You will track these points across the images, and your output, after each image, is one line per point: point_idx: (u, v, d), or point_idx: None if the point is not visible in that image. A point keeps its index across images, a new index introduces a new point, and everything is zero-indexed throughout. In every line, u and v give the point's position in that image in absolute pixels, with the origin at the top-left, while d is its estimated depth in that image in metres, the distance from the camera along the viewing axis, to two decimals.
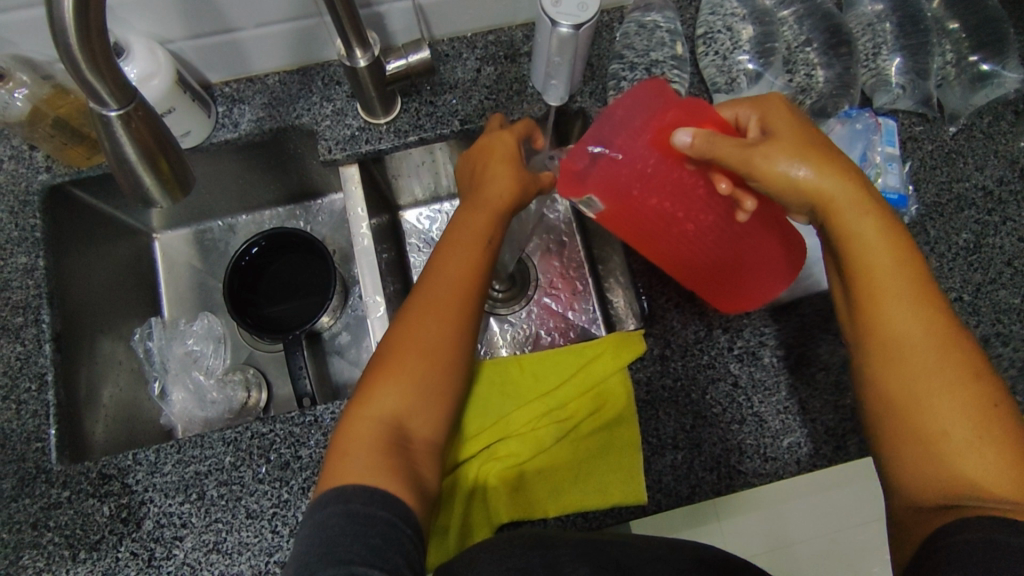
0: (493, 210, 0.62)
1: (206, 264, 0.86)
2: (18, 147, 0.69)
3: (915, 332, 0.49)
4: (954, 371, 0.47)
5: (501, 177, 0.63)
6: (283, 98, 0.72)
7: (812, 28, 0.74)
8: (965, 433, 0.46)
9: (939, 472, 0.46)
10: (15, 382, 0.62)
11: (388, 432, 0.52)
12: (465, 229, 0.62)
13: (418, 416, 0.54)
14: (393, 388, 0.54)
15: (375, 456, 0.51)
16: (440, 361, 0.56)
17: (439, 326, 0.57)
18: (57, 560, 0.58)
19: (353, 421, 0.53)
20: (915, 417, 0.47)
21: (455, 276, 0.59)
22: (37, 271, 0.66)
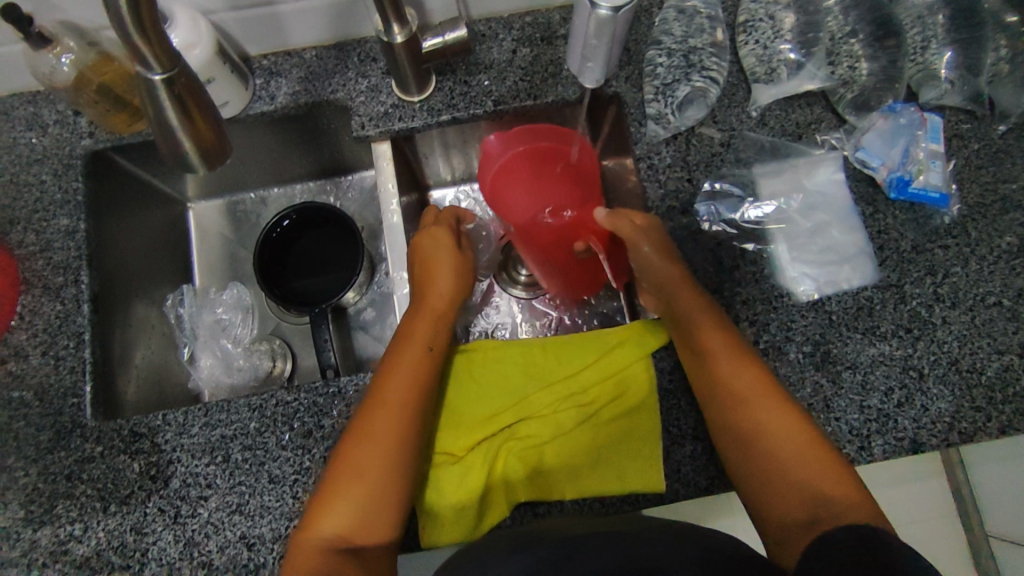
0: (437, 312, 0.64)
1: (238, 235, 0.88)
2: (64, 112, 0.70)
3: (735, 370, 0.57)
4: (774, 402, 0.55)
5: (441, 275, 0.66)
6: (319, 72, 0.72)
7: (858, 19, 0.72)
8: (795, 456, 0.53)
9: (796, 500, 0.51)
10: (54, 339, 0.64)
11: (336, 555, 0.51)
12: (411, 337, 0.61)
13: (365, 526, 0.53)
14: (334, 513, 0.53)
15: (323, 564, 0.50)
16: (384, 465, 0.54)
17: (377, 447, 0.54)
18: (89, 512, 0.60)
19: (299, 547, 0.52)
20: (758, 454, 0.54)
21: (398, 382, 0.58)
22: (78, 233, 0.67)
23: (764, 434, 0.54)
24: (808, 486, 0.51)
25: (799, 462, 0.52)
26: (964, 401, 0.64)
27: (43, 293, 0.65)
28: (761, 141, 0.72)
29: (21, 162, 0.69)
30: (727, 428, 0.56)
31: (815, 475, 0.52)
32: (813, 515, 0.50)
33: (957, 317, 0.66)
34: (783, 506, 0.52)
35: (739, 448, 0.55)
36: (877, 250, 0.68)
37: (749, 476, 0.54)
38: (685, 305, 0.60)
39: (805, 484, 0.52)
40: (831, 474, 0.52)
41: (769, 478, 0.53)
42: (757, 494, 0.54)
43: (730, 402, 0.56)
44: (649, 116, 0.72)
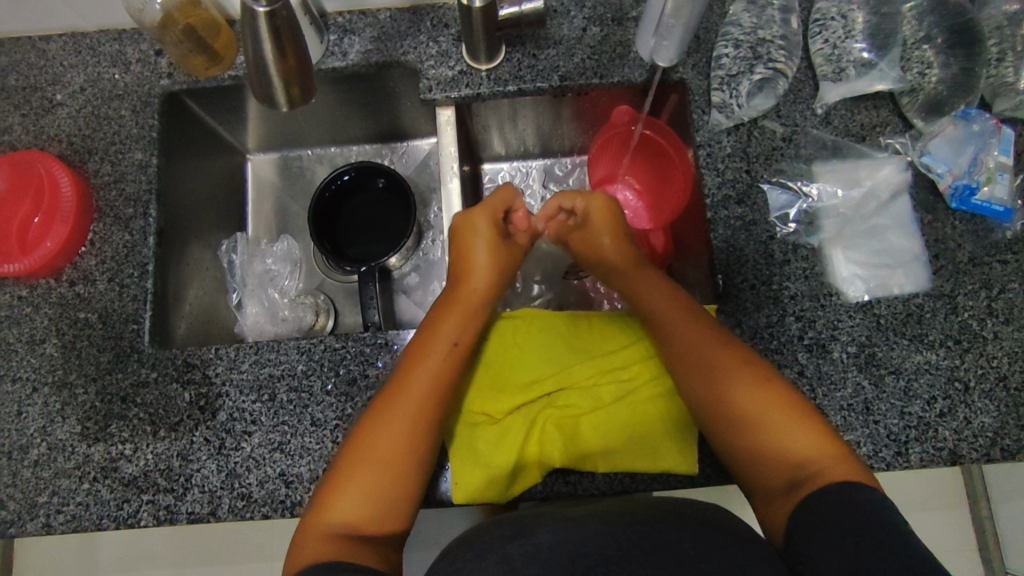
0: (467, 309, 0.64)
1: (291, 190, 0.90)
2: (146, 52, 0.72)
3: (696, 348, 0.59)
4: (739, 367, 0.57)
5: (479, 272, 0.67)
6: (391, 33, 0.74)
7: (935, 24, 0.71)
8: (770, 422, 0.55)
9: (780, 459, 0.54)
10: (120, 267, 0.67)
11: (345, 539, 0.52)
12: (439, 331, 0.61)
13: (376, 515, 0.54)
14: (344, 497, 0.54)
15: (333, 546, 0.51)
16: (401, 459, 0.56)
17: (390, 440, 0.56)
18: (140, 434, 0.62)
19: (308, 528, 0.53)
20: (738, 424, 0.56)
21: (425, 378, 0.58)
22: (150, 168, 0.70)
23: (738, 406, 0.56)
24: (785, 453, 0.54)
25: (776, 426, 0.54)
26: (1009, 417, 0.63)
27: (114, 223, 0.68)
28: (824, 139, 0.71)
29: (102, 96, 0.71)
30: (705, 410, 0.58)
31: (793, 443, 0.54)
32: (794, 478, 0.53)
33: (1010, 333, 0.65)
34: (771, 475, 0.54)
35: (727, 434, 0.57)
36: (933, 258, 0.67)
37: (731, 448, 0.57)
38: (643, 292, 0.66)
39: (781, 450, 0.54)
40: (809, 435, 0.54)
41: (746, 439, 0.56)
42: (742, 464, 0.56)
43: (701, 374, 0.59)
44: (714, 104, 0.71)
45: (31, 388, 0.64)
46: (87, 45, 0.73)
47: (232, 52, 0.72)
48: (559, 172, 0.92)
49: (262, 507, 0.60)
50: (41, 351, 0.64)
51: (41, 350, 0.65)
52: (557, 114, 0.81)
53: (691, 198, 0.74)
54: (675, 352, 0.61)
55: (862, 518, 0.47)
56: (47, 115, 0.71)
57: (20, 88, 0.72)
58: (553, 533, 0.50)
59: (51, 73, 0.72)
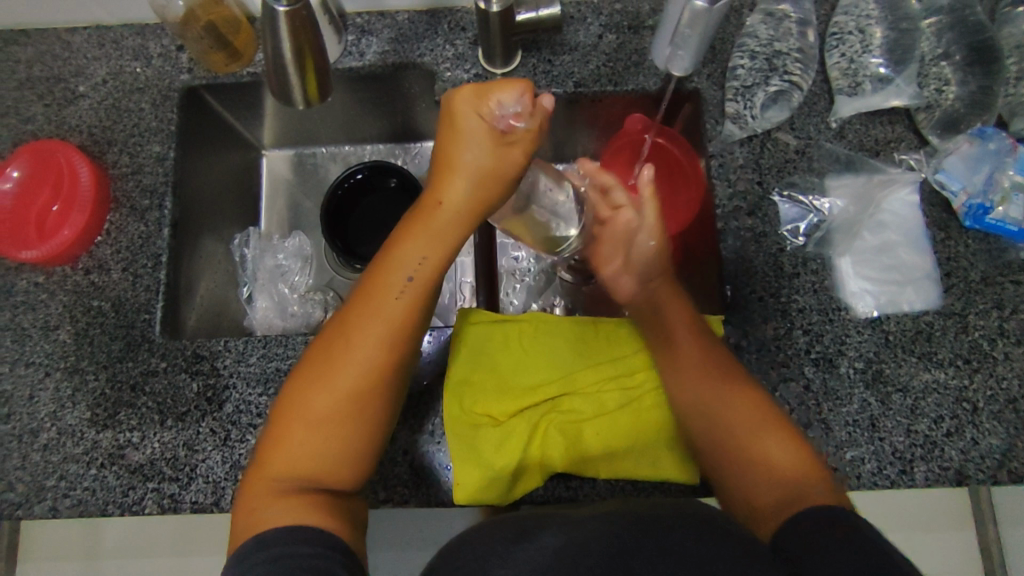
0: (436, 229, 0.55)
1: (304, 186, 0.91)
2: (167, 47, 0.74)
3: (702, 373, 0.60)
4: (729, 385, 0.59)
5: (451, 180, 0.55)
6: (409, 35, 0.74)
7: (952, 42, 0.70)
8: (760, 438, 0.56)
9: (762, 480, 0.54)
10: (134, 257, 0.68)
11: (294, 491, 0.51)
12: (399, 252, 0.55)
13: (330, 462, 0.53)
14: (293, 451, 0.52)
15: (286, 501, 0.50)
16: (354, 401, 0.53)
17: (339, 389, 0.53)
18: (147, 422, 0.63)
19: (259, 477, 0.52)
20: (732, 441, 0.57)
21: (387, 312, 0.54)
22: (167, 160, 0.71)
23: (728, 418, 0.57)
24: (783, 471, 0.53)
25: (769, 443, 0.55)
26: (1016, 439, 0.63)
27: (130, 213, 0.69)
28: (838, 153, 0.71)
29: (124, 89, 0.73)
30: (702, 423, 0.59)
31: (779, 461, 0.54)
32: (783, 500, 0.51)
33: (1021, 354, 0.64)
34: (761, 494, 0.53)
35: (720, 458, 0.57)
36: (944, 276, 0.67)
37: (720, 473, 0.56)
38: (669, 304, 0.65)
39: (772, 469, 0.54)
40: (798, 465, 0.53)
41: (731, 462, 0.56)
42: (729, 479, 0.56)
43: (698, 388, 0.60)
44: (727, 115, 0.71)
45: (44, 373, 0.65)
46: (111, 38, 0.74)
47: (251, 48, 0.73)
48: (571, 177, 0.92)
49: None
50: (55, 337, 0.66)
51: (55, 336, 0.66)
52: (570, 120, 0.81)
53: (703, 208, 0.74)
54: (668, 369, 0.63)
55: (855, 543, 0.44)
56: (70, 106, 0.72)
57: (44, 78, 0.73)
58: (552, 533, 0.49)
59: (75, 65, 0.74)
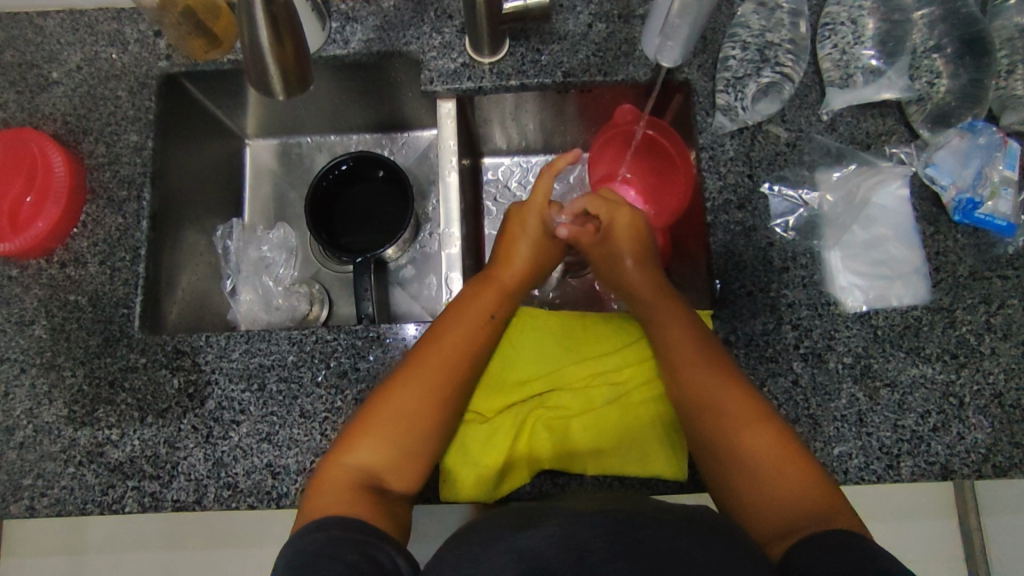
0: (506, 282, 0.67)
1: (289, 176, 0.89)
2: (144, 32, 0.71)
3: (705, 377, 0.58)
4: (740, 403, 0.56)
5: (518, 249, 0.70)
6: (395, 23, 0.72)
7: (944, 33, 0.70)
8: (768, 460, 0.54)
9: (779, 507, 0.52)
10: (112, 250, 0.66)
11: (359, 486, 0.52)
12: (474, 299, 0.64)
13: (392, 471, 0.55)
14: (366, 445, 0.54)
15: (346, 495, 0.51)
16: (423, 417, 0.56)
17: (417, 398, 0.56)
18: (127, 420, 0.62)
19: (326, 468, 0.53)
20: (743, 463, 0.55)
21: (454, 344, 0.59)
22: (145, 150, 0.69)
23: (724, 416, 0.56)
24: (784, 482, 0.53)
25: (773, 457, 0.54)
26: (1002, 434, 0.63)
27: (107, 205, 0.67)
28: (828, 145, 0.70)
29: (99, 76, 0.70)
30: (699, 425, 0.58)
31: (794, 487, 0.52)
32: (788, 520, 0.51)
33: (1008, 349, 0.65)
34: (761, 506, 0.53)
35: (734, 479, 0.55)
36: (933, 271, 0.67)
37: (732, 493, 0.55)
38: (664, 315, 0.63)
39: (767, 472, 0.54)
40: (804, 478, 0.53)
41: (744, 483, 0.54)
42: (741, 500, 0.54)
43: (709, 407, 0.57)
44: (718, 107, 0.71)
45: (19, 369, 0.63)
46: (85, 22, 0.72)
47: (232, 35, 0.71)
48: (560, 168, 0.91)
49: (248, 497, 0.60)
50: (30, 332, 0.64)
51: (30, 331, 0.64)
52: (560, 110, 0.80)
53: (692, 198, 0.73)
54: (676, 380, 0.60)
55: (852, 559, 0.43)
56: (43, 93, 0.70)
57: (16, 64, 0.71)
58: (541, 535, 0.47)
59: (48, 51, 0.71)
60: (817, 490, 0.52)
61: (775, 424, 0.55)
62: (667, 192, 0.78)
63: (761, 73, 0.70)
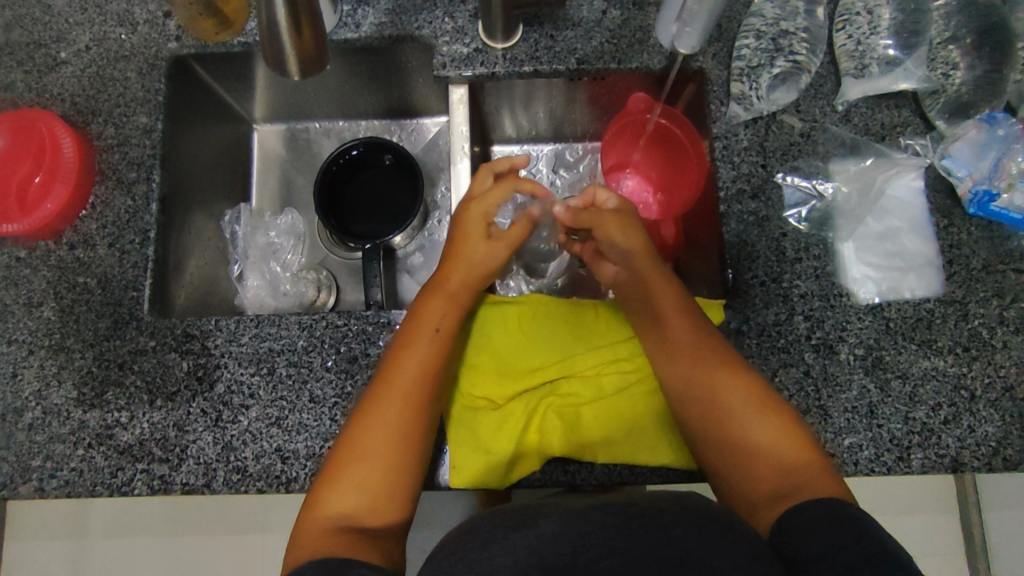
0: (450, 296, 0.62)
1: (297, 162, 0.89)
2: (154, 13, 0.71)
3: (687, 345, 0.60)
4: (722, 371, 0.58)
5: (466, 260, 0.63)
6: (406, 7, 0.72)
7: (961, 25, 0.69)
8: (752, 423, 0.56)
9: (765, 470, 0.54)
10: (121, 232, 0.65)
11: (342, 530, 0.52)
12: (419, 321, 0.60)
13: (373, 509, 0.54)
14: (341, 487, 0.54)
15: (329, 537, 0.50)
16: (390, 452, 0.55)
17: (383, 435, 0.55)
18: (136, 402, 0.61)
19: (306, 519, 0.53)
20: (730, 430, 0.57)
21: (407, 374, 0.57)
22: (155, 132, 0.68)
23: (712, 394, 0.58)
24: (772, 453, 0.55)
25: (761, 429, 0.56)
26: (1013, 427, 0.63)
27: (116, 186, 0.66)
28: (843, 137, 0.70)
29: (108, 57, 0.70)
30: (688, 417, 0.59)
31: (775, 448, 0.55)
32: (782, 488, 0.53)
33: (1020, 343, 0.64)
34: (755, 483, 0.54)
35: (721, 445, 0.57)
36: (947, 263, 0.66)
37: (720, 464, 0.57)
38: (658, 290, 0.62)
39: (756, 449, 0.55)
40: (787, 447, 0.55)
41: (730, 450, 0.56)
42: (731, 468, 0.56)
43: (694, 371, 0.59)
44: (733, 96, 0.70)
45: (27, 351, 0.63)
46: (94, 2, 0.71)
47: (242, 17, 0.70)
48: (570, 157, 0.91)
49: (257, 481, 0.59)
50: (39, 314, 0.64)
51: (39, 313, 0.64)
52: (572, 98, 0.79)
53: (704, 190, 0.72)
54: (663, 348, 0.62)
55: (833, 524, 0.45)
56: (51, 73, 0.69)
57: (24, 43, 0.70)
58: (554, 524, 0.47)
59: (56, 30, 0.71)
60: (804, 455, 0.54)
61: (753, 386, 0.57)
62: (679, 181, 0.77)
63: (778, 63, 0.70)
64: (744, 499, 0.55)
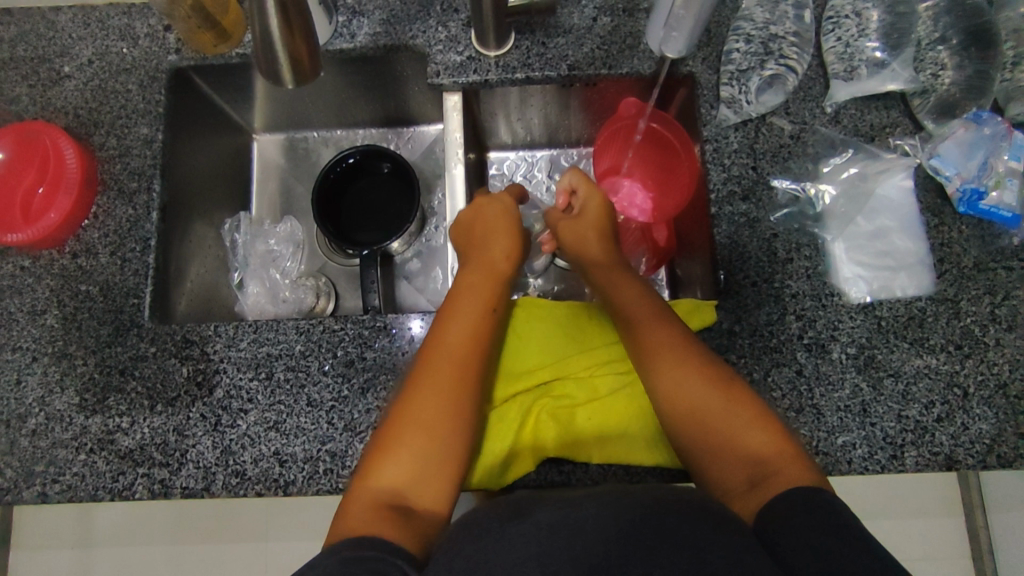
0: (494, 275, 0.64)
1: (296, 171, 0.90)
2: (155, 27, 0.72)
3: (662, 342, 0.58)
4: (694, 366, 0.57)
5: (499, 244, 0.66)
6: (400, 17, 0.73)
7: (950, 26, 0.70)
8: (728, 413, 0.55)
9: (741, 458, 0.53)
10: (122, 241, 0.67)
11: (385, 504, 0.50)
12: (469, 295, 0.61)
13: (418, 483, 0.52)
14: (392, 460, 0.53)
15: (369, 514, 0.49)
16: (441, 421, 0.54)
17: (434, 400, 0.55)
18: (137, 408, 0.62)
19: (354, 494, 0.51)
20: (704, 422, 0.55)
21: (454, 344, 0.57)
22: (155, 143, 0.70)
23: (687, 387, 0.56)
24: (748, 442, 0.53)
25: (729, 414, 0.55)
26: (1007, 425, 0.63)
27: (117, 196, 0.68)
28: (832, 138, 0.70)
29: (110, 70, 0.71)
30: (668, 407, 0.57)
31: (754, 439, 0.53)
32: (754, 478, 0.51)
33: (1012, 340, 0.65)
34: (726, 470, 0.53)
35: (694, 437, 0.55)
36: (937, 262, 0.67)
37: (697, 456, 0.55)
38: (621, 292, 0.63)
39: (732, 437, 0.54)
40: (761, 433, 0.53)
41: (707, 445, 0.54)
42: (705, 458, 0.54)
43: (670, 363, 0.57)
44: (722, 99, 0.71)
45: (31, 358, 0.64)
46: (96, 18, 0.73)
47: (240, 28, 0.72)
48: (565, 163, 0.92)
49: (256, 484, 0.60)
50: (42, 322, 0.65)
51: (42, 321, 0.65)
52: (565, 104, 0.80)
53: (695, 192, 0.73)
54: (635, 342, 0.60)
55: (821, 522, 0.44)
56: (55, 87, 0.71)
57: (28, 59, 0.72)
58: (548, 514, 0.47)
59: (60, 45, 0.72)
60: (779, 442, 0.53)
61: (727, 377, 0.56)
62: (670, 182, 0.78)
63: (767, 65, 0.70)
64: (718, 487, 0.54)
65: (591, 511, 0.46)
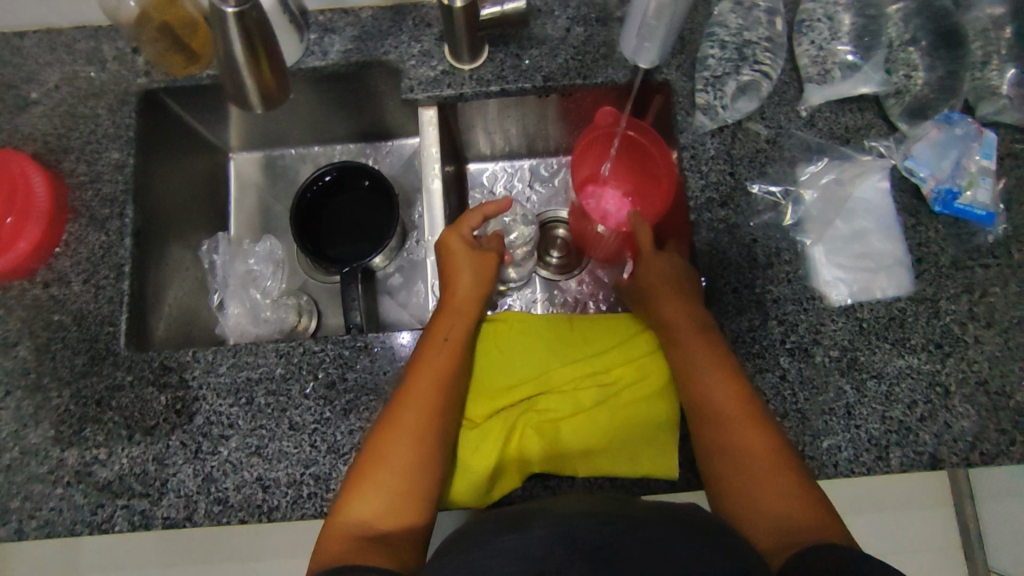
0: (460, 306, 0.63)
1: (273, 189, 0.89)
2: (123, 49, 0.72)
3: (709, 360, 0.59)
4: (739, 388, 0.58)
5: (464, 273, 0.65)
6: (373, 33, 0.73)
7: (920, 27, 0.70)
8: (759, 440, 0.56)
9: (767, 486, 0.54)
10: (95, 268, 0.66)
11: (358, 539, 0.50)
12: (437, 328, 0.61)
13: (389, 517, 0.52)
14: (363, 495, 0.53)
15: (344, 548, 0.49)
16: (413, 455, 0.54)
17: (406, 437, 0.55)
18: (114, 438, 0.61)
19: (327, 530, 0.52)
20: (739, 445, 0.56)
21: (427, 379, 0.57)
22: (127, 167, 0.69)
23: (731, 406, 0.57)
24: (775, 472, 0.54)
25: (758, 443, 0.56)
26: (989, 422, 0.63)
27: (89, 223, 0.67)
28: (808, 141, 0.71)
29: (79, 94, 0.70)
30: (706, 423, 0.58)
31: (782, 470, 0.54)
32: (781, 506, 0.52)
33: (992, 338, 0.65)
34: (752, 495, 0.54)
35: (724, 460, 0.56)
36: (916, 262, 0.67)
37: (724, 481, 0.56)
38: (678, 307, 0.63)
39: (762, 464, 0.55)
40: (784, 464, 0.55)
41: (739, 468, 0.55)
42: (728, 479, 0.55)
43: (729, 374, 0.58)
44: (698, 106, 0.71)
45: (4, 391, 0.63)
46: (63, 42, 0.72)
47: (210, 51, 0.71)
48: (545, 172, 0.92)
49: (239, 512, 0.59)
50: (14, 353, 0.64)
51: (15, 353, 0.64)
52: (542, 114, 0.80)
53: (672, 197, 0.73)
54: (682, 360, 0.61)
55: (839, 554, 0.45)
56: (22, 114, 0.70)
57: None
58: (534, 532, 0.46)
59: (28, 70, 0.71)
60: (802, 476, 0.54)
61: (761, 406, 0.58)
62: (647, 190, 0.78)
63: (741, 71, 0.71)
64: (740, 509, 0.54)
65: (578, 527, 0.45)
